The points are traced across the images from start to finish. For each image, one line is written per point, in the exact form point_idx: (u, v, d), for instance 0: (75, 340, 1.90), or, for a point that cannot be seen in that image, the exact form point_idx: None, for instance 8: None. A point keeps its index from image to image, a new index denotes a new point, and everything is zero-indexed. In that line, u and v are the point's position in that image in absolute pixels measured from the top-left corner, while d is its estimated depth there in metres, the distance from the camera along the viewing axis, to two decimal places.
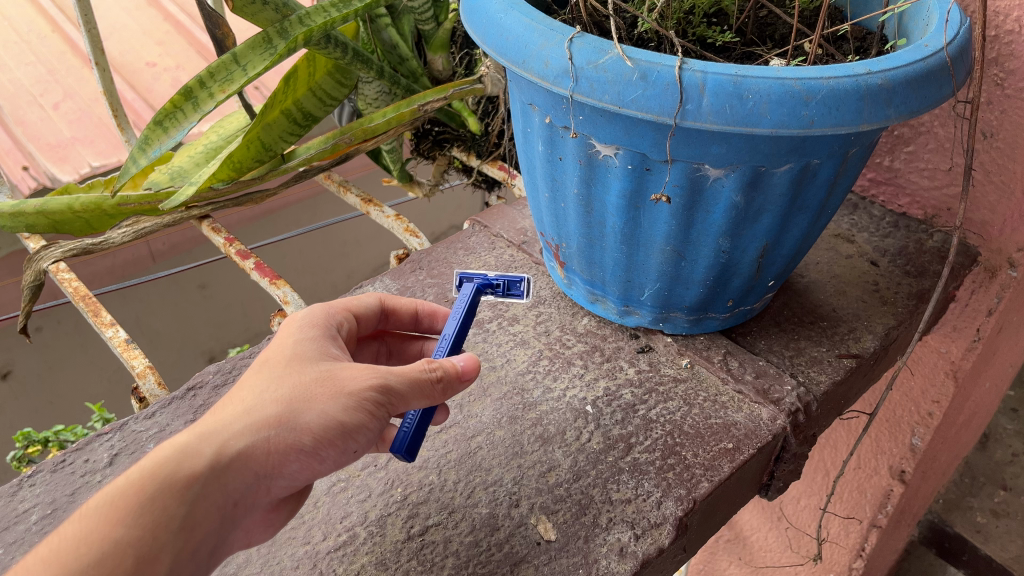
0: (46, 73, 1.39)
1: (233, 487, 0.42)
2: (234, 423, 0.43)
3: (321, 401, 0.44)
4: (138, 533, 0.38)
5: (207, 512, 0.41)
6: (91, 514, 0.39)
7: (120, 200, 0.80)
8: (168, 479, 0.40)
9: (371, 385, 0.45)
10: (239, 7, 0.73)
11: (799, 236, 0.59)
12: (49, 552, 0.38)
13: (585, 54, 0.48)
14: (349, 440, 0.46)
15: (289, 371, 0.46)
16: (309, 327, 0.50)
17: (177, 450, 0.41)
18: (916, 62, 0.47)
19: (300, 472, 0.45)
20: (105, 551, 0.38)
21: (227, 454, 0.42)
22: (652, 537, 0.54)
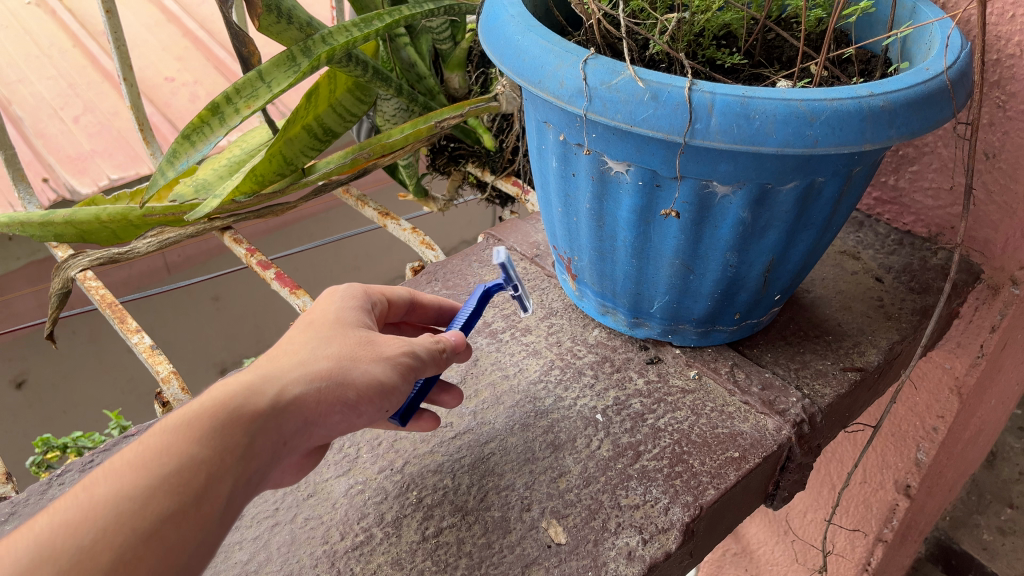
0: (67, 87, 1.42)
1: (286, 429, 0.45)
2: (292, 370, 0.46)
3: (365, 362, 0.48)
4: (211, 452, 0.41)
5: (265, 444, 0.43)
6: (169, 430, 0.41)
7: (146, 211, 0.83)
8: (236, 410, 0.43)
9: (403, 353, 0.50)
10: (265, 26, 0.76)
11: (805, 252, 0.61)
12: (130, 458, 0.40)
13: (599, 74, 0.51)
14: (386, 400, 0.49)
15: (336, 333, 0.50)
16: (348, 297, 0.54)
17: (244, 386, 0.44)
18: (918, 84, 0.49)
19: (339, 424, 0.47)
20: (183, 463, 0.40)
21: (286, 396, 0.45)
22: (659, 542, 0.56)
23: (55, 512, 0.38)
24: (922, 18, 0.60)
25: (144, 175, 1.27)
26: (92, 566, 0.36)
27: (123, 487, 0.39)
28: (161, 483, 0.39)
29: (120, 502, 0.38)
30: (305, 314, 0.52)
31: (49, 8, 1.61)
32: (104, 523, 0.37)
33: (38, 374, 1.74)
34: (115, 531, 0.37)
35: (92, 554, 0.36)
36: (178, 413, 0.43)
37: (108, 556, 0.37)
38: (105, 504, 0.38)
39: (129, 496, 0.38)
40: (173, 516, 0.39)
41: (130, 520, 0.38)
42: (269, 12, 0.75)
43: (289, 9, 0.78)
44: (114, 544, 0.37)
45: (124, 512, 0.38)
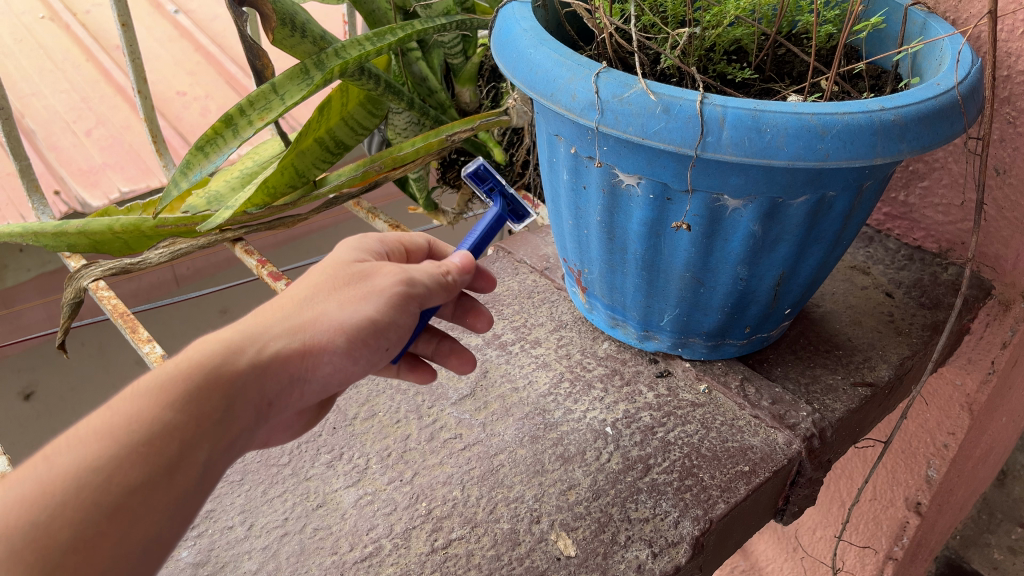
0: (79, 100, 1.44)
1: (269, 388, 0.45)
2: (273, 325, 0.46)
3: (354, 305, 0.47)
4: (185, 419, 0.41)
5: (246, 406, 0.44)
6: (141, 395, 0.41)
7: (158, 222, 0.84)
8: (215, 371, 0.43)
9: (401, 282, 0.49)
10: (279, 39, 0.77)
11: (814, 266, 0.61)
12: (97, 426, 0.40)
13: (611, 88, 0.51)
14: (381, 338, 0.49)
15: (324, 275, 0.49)
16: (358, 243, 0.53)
17: (223, 347, 0.44)
18: (928, 99, 0.49)
19: (332, 374, 0.48)
20: (153, 432, 0.40)
21: (267, 354, 0.45)
22: (669, 555, 0.56)
23: (15, 484, 0.38)
24: (932, 34, 0.61)
25: (155, 188, 1.27)
26: (50, 544, 0.36)
27: (88, 460, 0.38)
28: (128, 453, 0.39)
29: (82, 476, 0.38)
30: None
31: (63, 23, 1.62)
32: (61, 499, 0.37)
33: (46, 386, 1.74)
34: (74, 506, 0.37)
35: (50, 532, 0.37)
36: (150, 376, 0.43)
37: (65, 534, 0.37)
38: (66, 478, 0.38)
39: (93, 468, 0.38)
40: (139, 488, 0.39)
41: (93, 493, 0.38)
42: (283, 25, 0.76)
43: (304, 22, 0.79)
44: (73, 521, 0.37)
45: (87, 486, 0.38)
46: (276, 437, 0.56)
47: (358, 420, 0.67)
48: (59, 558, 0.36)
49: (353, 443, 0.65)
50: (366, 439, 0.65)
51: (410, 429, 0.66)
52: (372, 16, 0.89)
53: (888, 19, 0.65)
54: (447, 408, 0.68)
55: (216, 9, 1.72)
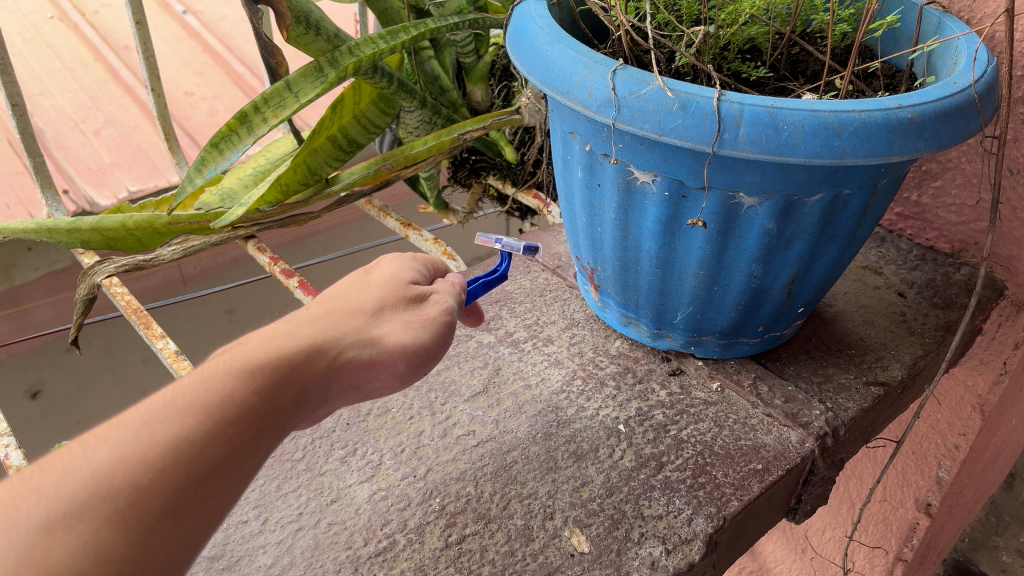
0: (88, 100, 1.44)
1: (330, 391, 0.46)
2: (347, 334, 0.48)
3: (415, 330, 0.50)
4: (266, 408, 0.42)
5: (310, 404, 0.45)
6: (232, 376, 0.42)
7: (171, 219, 0.84)
8: (297, 367, 0.44)
9: (445, 314, 0.53)
10: (293, 37, 0.77)
11: (828, 265, 0.61)
12: (191, 399, 0.40)
13: (628, 85, 0.51)
14: (426, 368, 0.51)
15: (394, 300, 0.52)
16: (409, 265, 0.56)
17: (305, 344, 0.46)
18: (945, 97, 0.49)
19: (379, 390, 0.50)
20: (241, 415, 0.41)
21: (340, 360, 0.47)
22: (683, 552, 0.56)
23: (114, 443, 0.37)
24: (947, 33, 0.61)
25: (162, 187, 1.28)
26: (148, 506, 0.36)
27: (186, 432, 0.39)
28: (218, 431, 0.39)
29: (180, 446, 0.38)
30: (365, 276, 0.55)
31: (72, 23, 1.63)
32: (162, 466, 0.37)
33: (53, 384, 1.74)
34: (171, 474, 0.37)
35: (149, 495, 0.36)
36: (235, 358, 0.43)
37: (163, 498, 0.36)
38: (166, 445, 0.38)
39: (189, 440, 0.38)
40: (223, 466, 0.39)
41: (187, 463, 0.38)
42: (297, 23, 0.76)
43: (318, 20, 0.79)
44: (170, 487, 0.37)
45: (182, 456, 0.38)
46: None
47: (372, 416, 0.67)
48: (154, 521, 0.36)
49: (366, 438, 0.65)
50: (380, 435, 0.65)
51: (423, 425, 0.66)
52: (384, 15, 0.89)
53: (904, 18, 0.65)
54: (461, 405, 0.68)
55: (224, 9, 1.73)
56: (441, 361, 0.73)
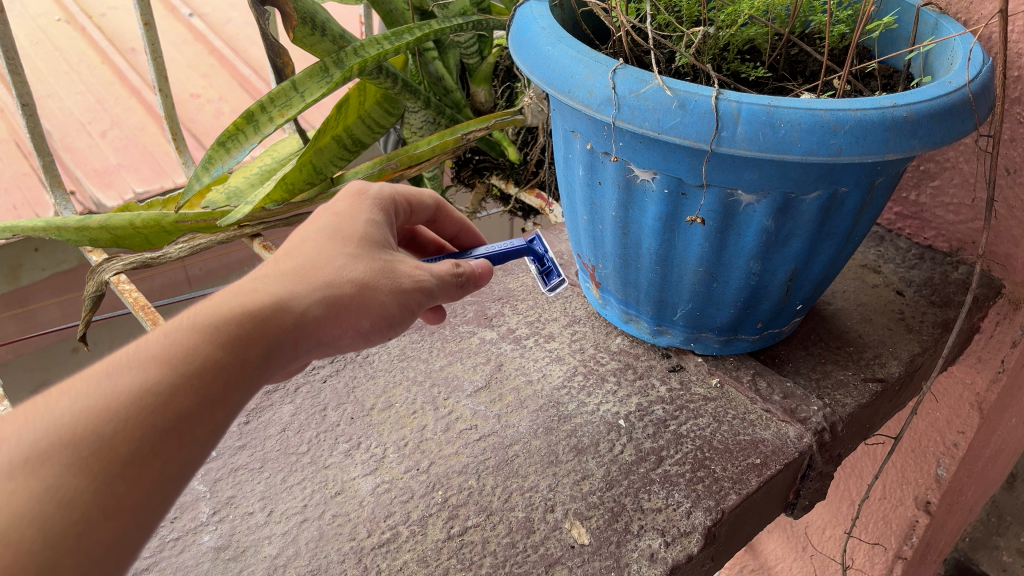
0: (95, 101, 1.46)
1: (302, 346, 0.46)
2: (315, 289, 0.47)
3: (383, 291, 0.50)
4: (232, 361, 0.42)
5: (281, 357, 0.45)
6: (195, 330, 0.42)
7: (179, 217, 0.85)
8: (264, 321, 0.44)
9: (416, 283, 0.52)
10: (298, 38, 0.79)
11: (826, 261, 0.62)
12: (154, 352, 0.40)
13: (628, 84, 0.52)
14: (389, 330, 0.52)
15: (364, 254, 0.51)
16: (375, 215, 0.54)
17: (272, 300, 0.45)
18: (940, 97, 0.50)
19: (345, 346, 0.50)
20: (206, 367, 0.41)
21: (308, 317, 0.46)
22: (681, 544, 0.56)
23: (76, 394, 0.37)
24: (944, 34, 0.61)
25: (169, 188, 1.29)
26: (113, 456, 0.36)
27: (147, 383, 0.39)
28: (183, 382, 0.40)
29: (143, 397, 0.38)
30: (335, 218, 0.52)
31: (79, 25, 1.64)
32: (125, 416, 0.37)
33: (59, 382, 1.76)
34: (135, 424, 0.37)
35: (113, 445, 0.36)
36: (200, 312, 0.43)
37: (128, 448, 0.37)
38: (129, 396, 0.38)
39: (152, 392, 0.38)
40: (189, 416, 0.39)
41: (151, 414, 0.38)
42: (303, 24, 0.78)
43: (323, 21, 0.80)
44: (135, 436, 0.37)
45: (146, 407, 0.38)
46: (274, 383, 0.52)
47: (376, 411, 0.68)
48: (118, 469, 0.36)
49: (370, 432, 0.66)
50: (384, 429, 0.66)
51: (427, 420, 0.67)
52: (389, 16, 0.90)
53: (901, 19, 0.66)
54: (463, 400, 0.69)
55: (230, 12, 1.74)
56: (444, 358, 0.74)
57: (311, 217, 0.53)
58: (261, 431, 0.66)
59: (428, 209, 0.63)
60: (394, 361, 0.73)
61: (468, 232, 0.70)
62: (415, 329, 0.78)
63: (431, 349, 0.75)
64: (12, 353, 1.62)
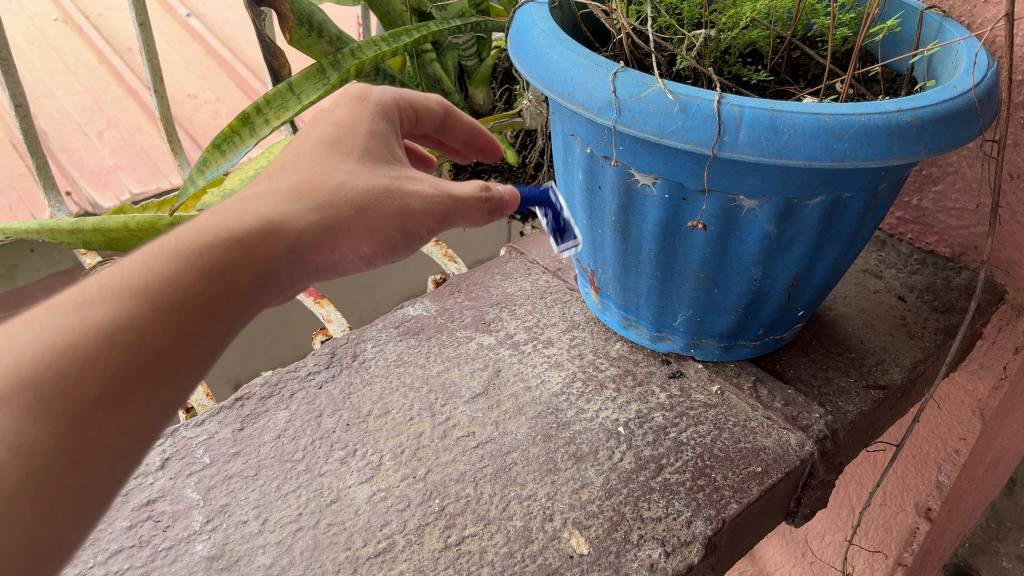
0: (91, 102, 1.45)
1: (297, 271, 0.47)
2: (309, 213, 0.47)
3: (388, 213, 0.50)
4: (215, 291, 0.42)
5: (271, 285, 0.45)
6: (176, 258, 0.41)
7: (174, 220, 0.84)
8: (254, 248, 0.44)
9: (430, 203, 0.52)
10: (295, 40, 0.78)
11: (828, 268, 0.61)
12: (129, 282, 0.40)
13: (629, 87, 0.51)
14: (397, 253, 0.52)
15: (364, 170, 0.51)
16: (375, 129, 0.55)
17: (261, 224, 0.45)
18: (945, 101, 0.49)
19: (348, 272, 0.50)
20: (185, 298, 0.40)
21: (301, 242, 0.46)
22: (682, 554, 0.56)
23: (42, 327, 0.37)
24: (947, 38, 0.61)
25: (166, 188, 1.29)
26: (79, 397, 0.37)
27: (122, 314, 0.38)
28: (160, 315, 0.39)
29: (114, 331, 0.38)
30: (336, 129, 0.54)
31: (76, 25, 1.63)
32: (94, 352, 0.37)
33: None
34: (105, 361, 0.37)
35: (79, 385, 0.37)
36: (183, 237, 0.43)
37: (96, 388, 0.37)
38: (97, 330, 0.38)
39: (125, 325, 0.38)
40: (166, 352, 0.39)
41: (123, 350, 0.38)
42: (300, 25, 0.77)
43: (321, 22, 0.79)
44: (103, 376, 0.37)
45: (118, 342, 0.38)
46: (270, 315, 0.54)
47: (372, 418, 0.67)
48: (86, 410, 0.37)
49: (366, 439, 0.65)
50: (380, 436, 0.65)
51: (423, 426, 0.66)
52: (388, 17, 0.90)
53: (904, 22, 0.65)
54: (460, 407, 0.68)
55: (229, 13, 1.72)
56: (441, 363, 0.73)
57: (315, 128, 0.55)
58: (255, 438, 0.66)
59: (436, 115, 0.64)
60: (391, 367, 0.73)
61: (481, 139, 0.71)
62: (412, 333, 0.77)
63: (428, 355, 0.74)
64: None
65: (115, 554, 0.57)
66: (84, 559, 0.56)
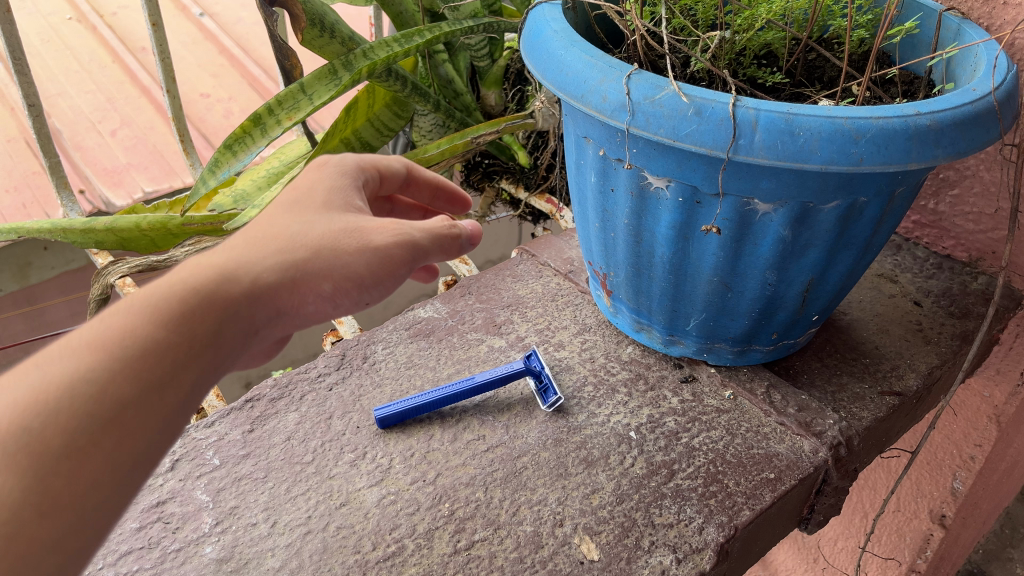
0: (105, 101, 1.45)
1: (259, 316, 0.45)
2: (266, 258, 0.46)
3: (348, 252, 0.47)
4: (176, 340, 0.41)
5: (235, 330, 0.44)
6: (133, 312, 0.41)
7: (185, 221, 0.84)
8: (210, 295, 0.43)
9: (395, 237, 0.49)
10: (307, 40, 0.78)
11: (844, 272, 0.60)
12: (89, 338, 0.40)
13: (642, 90, 0.51)
14: (364, 291, 0.49)
15: (321, 217, 0.49)
16: (333, 184, 0.53)
17: (217, 272, 0.44)
18: (964, 105, 0.49)
19: (316, 313, 0.48)
20: (145, 349, 0.40)
21: (260, 286, 0.45)
22: (693, 561, 0.55)
23: (8, 388, 0.38)
24: (967, 40, 0.60)
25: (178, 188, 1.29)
26: (45, 449, 0.36)
27: (79, 370, 0.38)
28: (121, 367, 0.39)
29: (76, 385, 0.38)
30: (295, 188, 0.52)
31: (90, 25, 1.63)
32: (54, 407, 0.37)
33: None
34: (69, 414, 0.37)
35: (44, 437, 0.36)
36: (142, 293, 0.43)
37: (60, 440, 0.37)
38: (61, 385, 0.38)
39: (86, 378, 0.38)
40: (131, 403, 0.39)
41: (86, 402, 0.38)
42: (313, 26, 0.77)
43: (334, 23, 0.79)
44: (68, 428, 0.37)
45: (79, 396, 0.38)
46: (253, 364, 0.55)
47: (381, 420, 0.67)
48: (52, 462, 0.36)
49: (376, 442, 0.65)
50: (390, 439, 0.65)
51: (433, 429, 0.66)
52: (400, 18, 0.89)
53: (922, 24, 0.65)
54: (471, 410, 0.68)
55: (241, 13, 1.73)
56: (452, 366, 0.73)
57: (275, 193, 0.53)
58: (266, 439, 0.65)
59: (398, 175, 0.61)
60: (401, 370, 0.72)
61: (446, 193, 0.67)
62: (423, 336, 0.77)
63: (439, 357, 0.74)
64: (20, 353, 1.54)
65: (125, 556, 0.56)
66: (94, 561, 0.56)
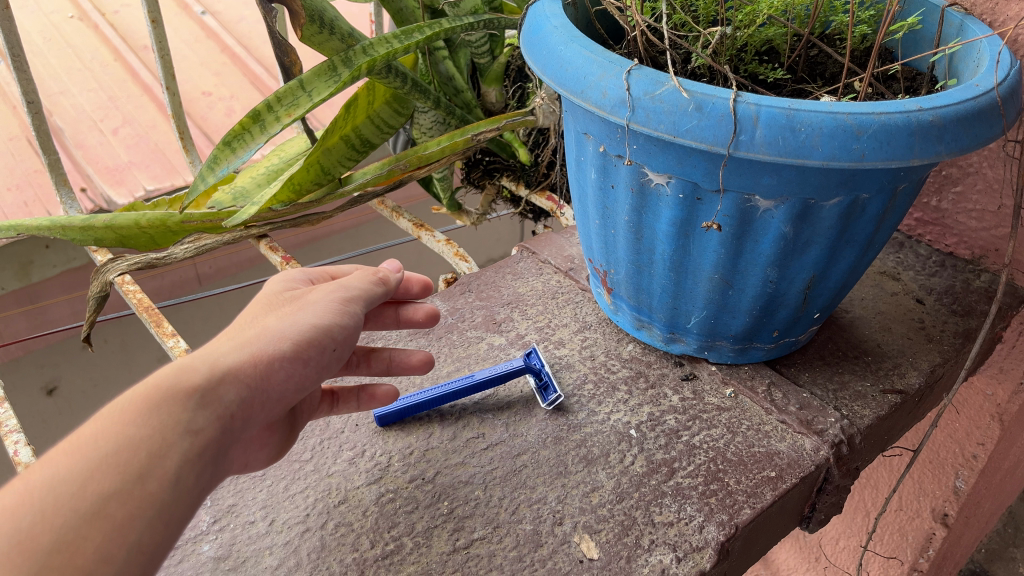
0: (106, 99, 1.45)
1: (233, 398, 0.44)
2: (220, 350, 0.46)
3: (294, 317, 0.48)
4: (152, 428, 0.40)
5: (212, 413, 0.42)
6: (104, 417, 0.40)
7: (184, 218, 0.83)
8: (173, 386, 0.42)
9: (334, 295, 0.51)
10: (307, 37, 0.77)
11: (846, 269, 0.60)
12: (65, 447, 0.39)
13: (643, 85, 0.50)
14: (326, 339, 0.49)
15: (262, 314, 0.50)
16: (282, 281, 0.55)
17: (177, 368, 0.44)
18: (967, 100, 0.48)
19: (288, 381, 0.47)
20: (120, 443, 0.39)
21: (220, 368, 0.44)
22: (693, 560, 0.55)
23: None
24: (969, 35, 0.59)
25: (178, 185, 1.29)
26: (34, 546, 0.35)
27: (59, 473, 0.37)
28: (100, 462, 0.38)
29: (56, 486, 0.37)
30: None
31: (92, 22, 1.63)
32: (41, 507, 0.36)
33: (70, 380, 1.66)
34: (53, 513, 0.36)
35: (32, 535, 0.35)
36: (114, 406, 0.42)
37: (49, 536, 0.35)
38: (42, 489, 0.37)
39: (66, 479, 0.37)
40: (115, 494, 0.37)
41: (69, 501, 0.37)
42: (312, 22, 0.76)
43: (333, 19, 0.79)
44: (54, 524, 0.36)
45: (62, 496, 0.37)
46: (253, 458, 0.55)
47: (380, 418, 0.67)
48: (42, 558, 0.35)
49: (375, 440, 0.65)
50: (389, 437, 0.65)
51: (433, 428, 0.65)
52: (400, 14, 0.89)
53: (925, 20, 0.64)
54: (470, 408, 0.67)
55: (242, 11, 1.73)
56: (451, 364, 0.72)
57: None
58: None
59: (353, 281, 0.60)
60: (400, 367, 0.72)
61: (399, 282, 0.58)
62: (422, 333, 0.76)
63: (438, 355, 0.73)
64: (21, 351, 1.53)
65: None
66: None
